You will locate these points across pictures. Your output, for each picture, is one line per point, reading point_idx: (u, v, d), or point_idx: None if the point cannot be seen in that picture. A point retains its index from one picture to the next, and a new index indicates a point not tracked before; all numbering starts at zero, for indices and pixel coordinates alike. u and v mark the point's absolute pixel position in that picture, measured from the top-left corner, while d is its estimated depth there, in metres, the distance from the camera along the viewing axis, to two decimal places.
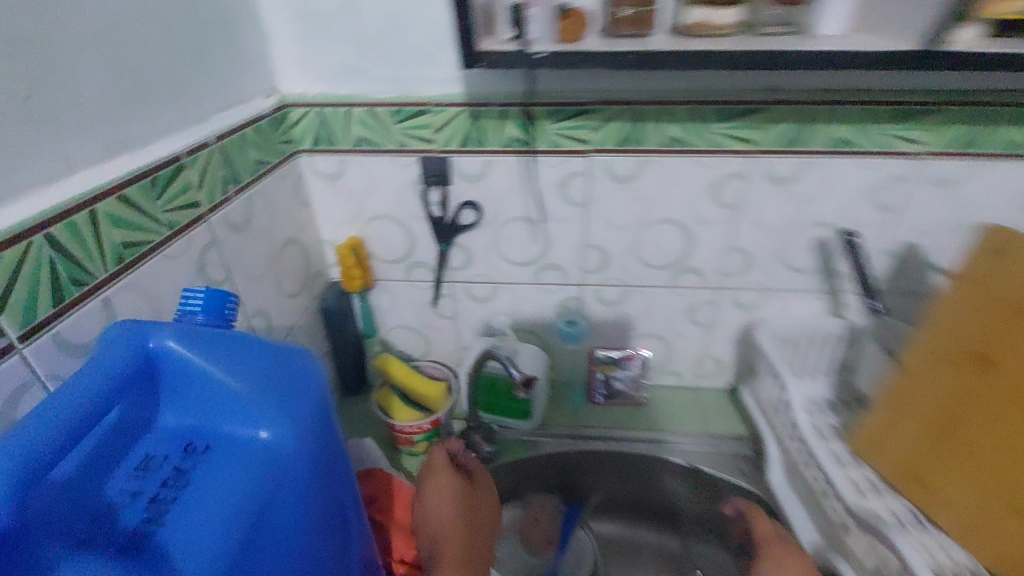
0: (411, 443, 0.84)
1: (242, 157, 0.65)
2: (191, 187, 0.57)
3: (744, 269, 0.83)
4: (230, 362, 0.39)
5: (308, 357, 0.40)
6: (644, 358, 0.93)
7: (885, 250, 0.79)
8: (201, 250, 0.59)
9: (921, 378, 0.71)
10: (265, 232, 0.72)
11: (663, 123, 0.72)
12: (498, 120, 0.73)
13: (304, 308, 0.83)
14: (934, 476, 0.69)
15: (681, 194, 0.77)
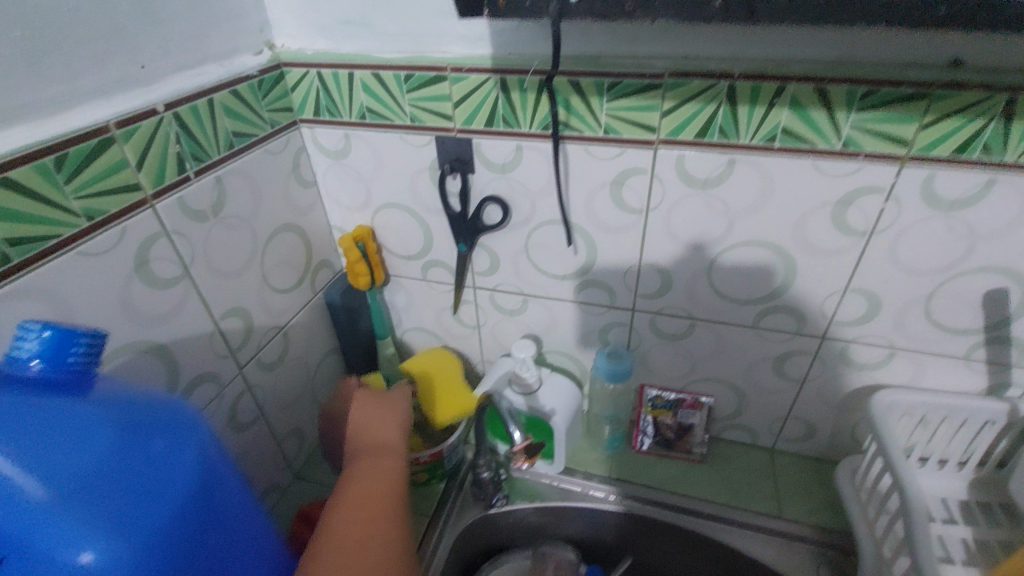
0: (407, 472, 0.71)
1: (212, 129, 0.53)
2: (126, 168, 0.46)
3: (863, 316, 0.60)
4: (48, 459, 0.29)
5: (174, 438, 0.34)
6: (708, 410, 0.73)
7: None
8: (144, 242, 0.48)
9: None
10: (248, 219, 0.60)
11: (768, 108, 0.49)
12: (534, 93, 0.55)
13: (303, 303, 0.72)
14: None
15: (784, 208, 0.55)
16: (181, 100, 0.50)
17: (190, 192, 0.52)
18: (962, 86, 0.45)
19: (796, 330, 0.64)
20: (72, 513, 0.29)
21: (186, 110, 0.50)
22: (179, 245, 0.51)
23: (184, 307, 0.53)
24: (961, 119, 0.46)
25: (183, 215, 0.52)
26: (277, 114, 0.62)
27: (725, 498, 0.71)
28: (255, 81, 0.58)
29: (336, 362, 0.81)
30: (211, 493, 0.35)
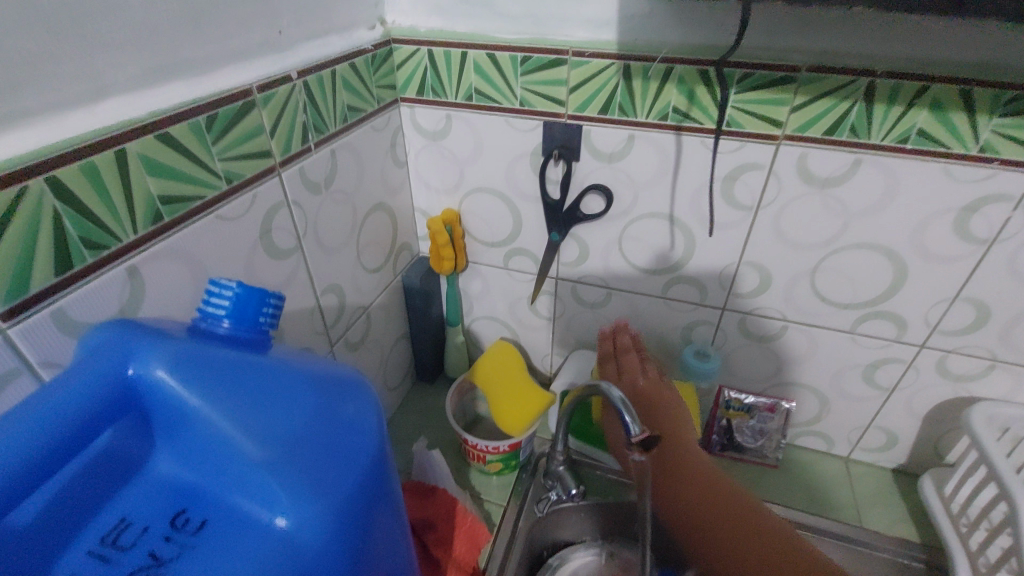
0: (482, 461, 0.71)
1: (331, 101, 0.53)
2: (262, 132, 0.45)
3: (969, 327, 0.59)
4: (252, 412, 0.27)
5: (362, 403, 0.31)
6: (786, 412, 0.71)
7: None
8: (269, 211, 0.48)
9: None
10: (350, 195, 0.60)
11: (903, 109, 0.49)
12: (658, 82, 0.54)
13: (384, 285, 0.71)
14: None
15: (903, 213, 0.54)
16: (311, 68, 0.49)
17: (309, 163, 0.52)
18: None
19: (894, 338, 0.62)
20: (272, 474, 0.26)
21: (315, 79, 0.50)
22: (295, 215, 0.51)
23: (291, 279, 0.52)
24: None
25: (301, 185, 0.51)
26: (383, 91, 0.62)
27: (802, 504, 0.70)
28: (369, 55, 0.58)
29: (405, 347, 0.81)
30: (385, 468, 0.31)
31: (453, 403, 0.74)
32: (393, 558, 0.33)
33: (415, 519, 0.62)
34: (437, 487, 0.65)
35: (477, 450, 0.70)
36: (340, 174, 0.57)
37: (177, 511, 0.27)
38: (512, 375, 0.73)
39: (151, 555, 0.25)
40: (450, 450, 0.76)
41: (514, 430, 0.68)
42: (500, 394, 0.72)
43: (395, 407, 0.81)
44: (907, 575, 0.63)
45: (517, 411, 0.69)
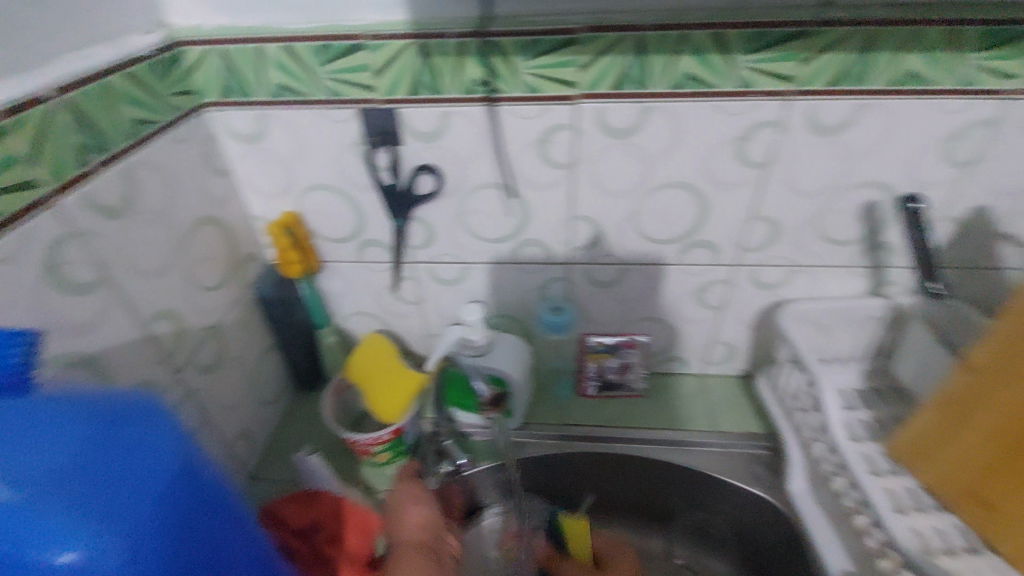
0: (370, 454, 0.71)
1: (110, 117, 0.49)
2: (16, 161, 0.41)
3: (767, 241, 0.68)
4: (20, 463, 0.29)
5: (155, 425, 0.33)
6: (644, 347, 0.78)
7: (949, 216, 0.64)
8: (51, 245, 0.44)
9: (986, 381, 0.56)
10: (162, 214, 0.56)
11: (672, 57, 0.54)
12: (455, 56, 0.56)
13: (232, 301, 0.68)
14: (998, 494, 0.56)
15: (692, 151, 0.60)
16: (72, 85, 0.46)
17: (96, 187, 0.48)
18: (830, 25, 0.52)
19: (713, 262, 0.70)
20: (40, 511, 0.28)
21: (80, 96, 0.47)
22: (89, 246, 0.47)
23: (103, 314, 0.49)
24: (832, 54, 0.53)
25: (90, 212, 0.48)
26: (179, 99, 0.59)
27: (668, 424, 0.78)
28: (149, 63, 0.54)
29: (275, 359, 0.78)
30: (196, 475, 0.34)
31: (331, 404, 0.73)
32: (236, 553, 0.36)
33: (302, 526, 0.61)
34: (322, 489, 0.65)
35: (361, 444, 0.70)
36: (143, 194, 0.54)
37: None
38: (383, 364, 0.73)
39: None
40: (339, 451, 0.76)
41: (395, 417, 0.71)
42: (375, 387, 0.73)
43: (276, 422, 0.79)
44: (758, 463, 0.73)
45: (394, 397, 0.71)
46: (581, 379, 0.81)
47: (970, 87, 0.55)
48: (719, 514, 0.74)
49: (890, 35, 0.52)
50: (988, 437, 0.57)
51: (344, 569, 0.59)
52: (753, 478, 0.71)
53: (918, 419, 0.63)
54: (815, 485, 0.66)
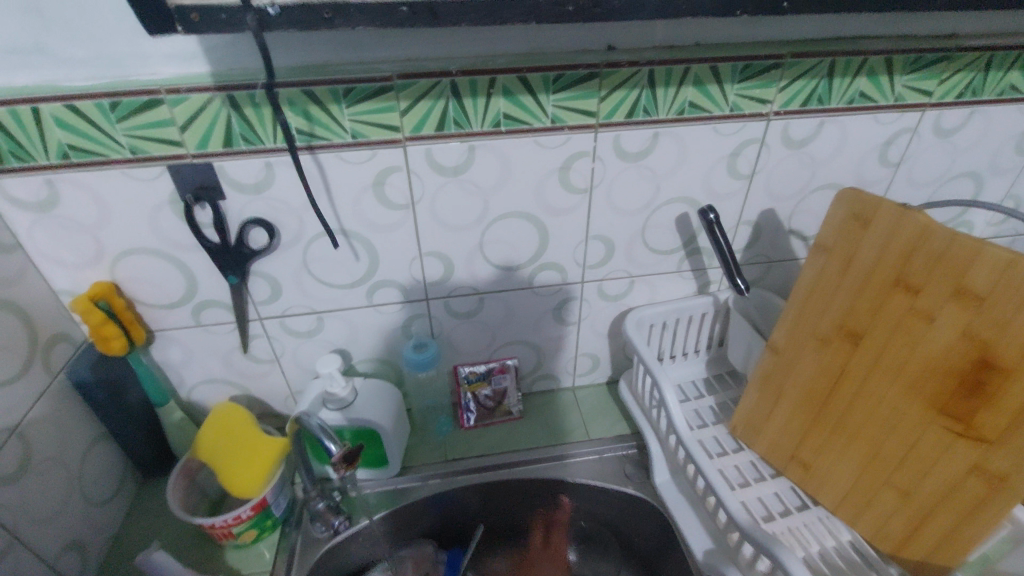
0: (232, 537, 0.65)
1: None
2: None
3: (605, 257, 0.73)
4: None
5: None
6: (515, 369, 0.81)
7: (746, 220, 0.75)
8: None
9: (789, 358, 0.65)
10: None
11: (486, 99, 0.57)
12: (269, 107, 0.54)
13: (36, 393, 0.59)
14: (812, 454, 0.66)
15: (523, 182, 0.64)
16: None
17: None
18: (617, 66, 0.58)
19: (562, 281, 0.75)
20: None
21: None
22: None
23: None
24: (625, 89, 0.60)
25: None
26: None
27: (545, 440, 0.81)
28: None
29: (107, 449, 0.69)
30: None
31: (178, 490, 0.66)
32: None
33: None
34: None
35: (220, 528, 0.64)
36: None
37: None
38: (235, 437, 0.67)
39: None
40: (198, 539, 0.68)
41: (252, 490, 0.64)
42: (227, 463, 0.66)
43: (116, 521, 0.69)
44: (628, 463, 0.78)
45: (251, 470, 0.65)
46: (458, 410, 0.82)
47: (739, 112, 0.65)
48: (602, 517, 0.78)
49: (668, 72, 0.60)
50: (797, 406, 0.66)
51: None
52: (625, 478, 0.76)
53: (745, 398, 0.72)
54: (676, 475, 0.72)
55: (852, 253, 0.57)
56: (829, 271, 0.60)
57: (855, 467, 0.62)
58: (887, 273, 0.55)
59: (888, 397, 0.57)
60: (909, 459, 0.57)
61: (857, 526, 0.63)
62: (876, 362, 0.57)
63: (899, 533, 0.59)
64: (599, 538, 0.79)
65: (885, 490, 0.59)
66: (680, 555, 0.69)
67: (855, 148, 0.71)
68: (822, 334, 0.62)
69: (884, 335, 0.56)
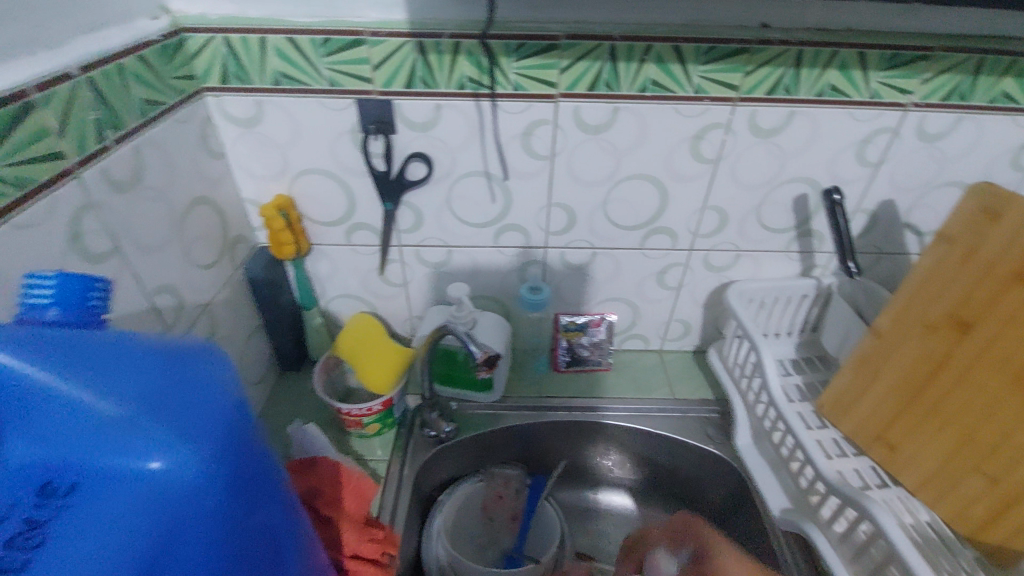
0: (360, 426, 0.76)
1: (125, 97, 0.52)
2: (49, 134, 0.44)
3: (718, 228, 0.78)
4: (102, 381, 0.31)
5: (211, 363, 0.34)
6: (611, 324, 0.87)
7: (863, 208, 0.76)
8: (73, 214, 0.47)
9: (891, 342, 0.68)
10: (164, 191, 0.58)
11: (639, 64, 0.63)
12: (450, 55, 0.62)
13: (225, 280, 0.70)
14: (900, 435, 0.68)
15: (656, 146, 0.69)
16: (93, 64, 0.49)
17: (111, 161, 0.51)
18: (768, 43, 0.62)
19: (671, 246, 0.80)
20: (132, 429, 0.31)
21: (99, 74, 0.49)
22: (104, 216, 0.50)
23: (116, 283, 0.52)
24: (770, 67, 0.63)
25: (106, 185, 0.50)
26: (181, 82, 0.61)
27: (632, 393, 0.87)
28: (158, 46, 0.57)
29: (262, 339, 0.81)
30: (248, 423, 0.35)
31: (321, 380, 0.77)
32: (273, 505, 0.38)
33: (302, 489, 0.64)
34: (319, 456, 0.68)
35: (352, 417, 0.74)
36: (148, 169, 0.56)
37: (43, 483, 0.31)
38: (370, 342, 0.76)
39: (23, 522, 0.30)
40: (328, 426, 0.80)
41: (384, 388, 0.75)
42: (362, 362, 0.76)
43: (262, 401, 0.81)
44: (710, 425, 0.83)
45: (383, 370, 0.75)
46: (554, 355, 0.89)
47: (877, 100, 0.66)
48: (677, 469, 0.83)
49: (815, 54, 0.62)
50: (892, 389, 0.68)
51: (346, 526, 0.62)
52: (706, 437, 0.81)
53: (838, 377, 0.74)
54: (759, 441, 0.76)
55: (978, 243, 0.59)
56: (949, 260, 0.62)
57: (945, 449, 0.64)
58: (1011, 264, 0.56)
59: (995, 384, 0.59)
60: (1008, 445, 0.58)
61: (939, 507, 0.66)
62: (984, 350, 0.59)
63: (986, 514, 0.61)
64: (671, 488, 0.85)
65: (978, 474, 0.61)
66: (755, 512, 0.73)
67: (992, 148, 0.71)
68: (930, 320, 0.64)
69: (998, 325, 0.58)
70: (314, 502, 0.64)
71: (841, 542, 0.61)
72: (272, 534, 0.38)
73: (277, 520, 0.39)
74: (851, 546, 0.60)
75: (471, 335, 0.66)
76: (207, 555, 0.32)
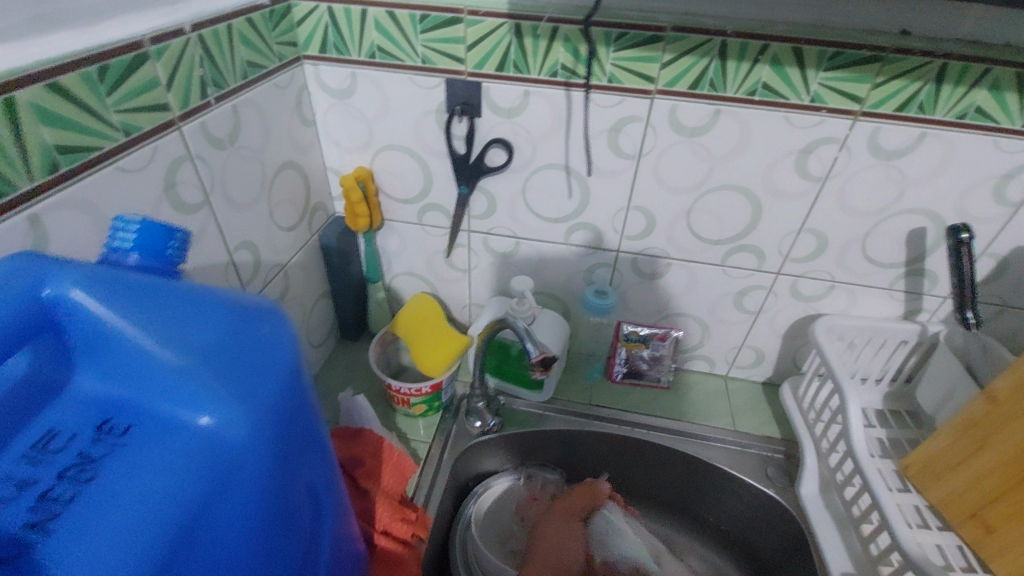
0: (407, 405, 0.76)
1: (230, 56, 0.54)
2: (158, 85, 0.47)
3: (814, 253, 0.70)
4: (170, 329, 0.32)
5: (274, 322, 0.34)
6: (675, 340, 0.82)
7: (991, 252, 0.67)
8: (170, 164, 0.49)
9: (1009, 411, 0.58)
10: (255, 152, 0.60)
11: (750, 65, 0.57)
12: (546, 41, 0.59)
13: (301, 244, 0.72)
14: (999, 518, 0.58)
15: (756, 156, 0.63)
16: (205, 22, 0.51)
17: (211, 118, 0.53)
18: (907, 53, 0.55)
19: (756, 267, 0.73)
20: (190, 378, 0.31)
21: (210, 32, 0.51)
22: (199, 169, 0.52)
23: (202, 234, 0.54)
24: (905, 80, 0.56)
25: (204, 139, 0.53)
26: (283, 48, 0.63)
27: (688, 416, 0.82)
28: (267, 10, 0.59)
29: (327, 305, 0.83)
30: (301, 388, 0.34)
31: (377, 354, 0.78)
32: (318, 469, 0.39)
33: (344, 458, 0.67)
34: (365, 429, 0.70)
35: (401, 394, 0.75)
36: (244, 129, 0.58)
37: (103, 419, 0.32)
38: (432, 324, 0.77)
39: (82, 453, 0.31)
40: (378, 400, 0.81)
41: (435, 371, 0.74)
42: (420, 342, 0.76)
43: (320, 365, 0.84)
44: (771, 465, 0.76)
45: (438, 353, 0.75)
46: (611, 363, 0.86)
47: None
48: (728, 504, 0.77)
49: (963, 69, 0.54)
50: (994, 467, 0.59)
51: (380, 499, 0.63)
52: (764, 478, 0.75)
53: (935, 438, 0.66)
54: (826, 492, 0.69)
55: None
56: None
57: None
58: None
59: None
60: None
61: None
62: None
63: None
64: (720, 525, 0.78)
65: None
66: (810, 568, 0.67)
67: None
68: None
69: None
70: (354, 472, 0.66)
71: None
72: (313, 496, 0.39)
73: (319, 483, 0.39)
74: None
75: (528, 332, 0.63)
76: (247, 513, 0.32)
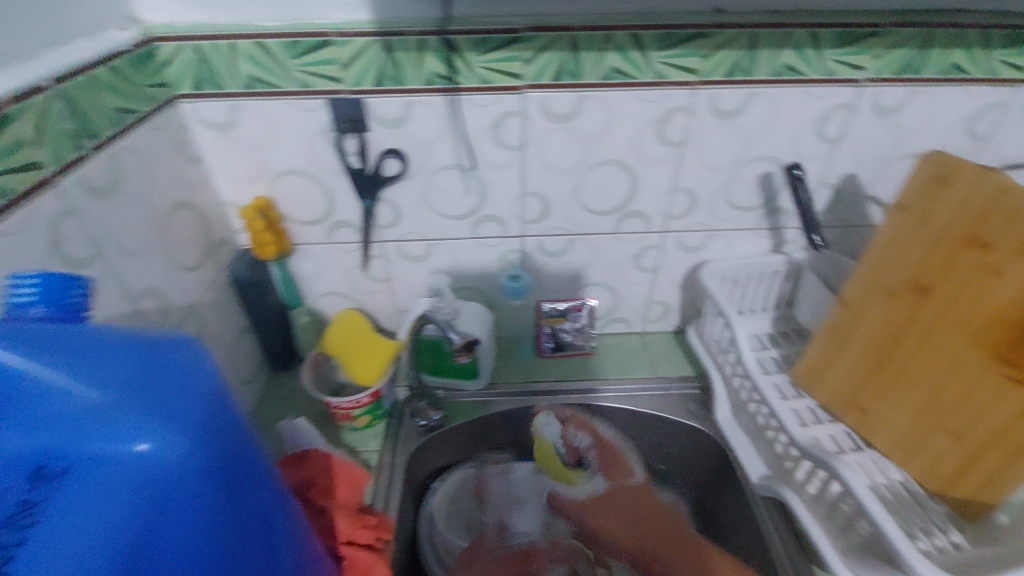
0: (350, 419, 0.78)
1: (99, 103, 0.54)
2: (25, 144, 0.46)
3: (543, 214, 0.80)
4: (89, 369, 0.32)
5: (192, 351, 0.35)
6: (592, 308, 0.89)
7: (827, 183, 0.80)
8: (54, 222, 0.48)
9: (858, 310, 0.71)
10: (143, 196, 0.60)
11: (422, 55, 0.64)
12: (230, 59, 0.64)
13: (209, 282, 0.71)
14: (873, 402, 0.71)
15: (460, 138, 0.71)
16: (67, 74, 0.51)
17: (90, 168, 0.53)
18: (539, 30, 0.64)
19: (502, 234, 0.82)
20: (109, 415, 0.32)
21: (73, 85, 0.51)
22: (82, 221, 0.51)
23: (102, 287, 0.53)
24: (548, 52, 0.65)
25: (84, 190, 0.52)
26: (155, 90, 0.63)
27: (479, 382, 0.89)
28: (130, 56, 0.59)
29: None
30: (223, 412, 0.35)
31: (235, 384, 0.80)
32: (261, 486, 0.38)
33: (294, 482, 0.65)
34: (312, 450, 0.69)
35: (342, 410, 0.76)
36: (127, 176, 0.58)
37: (34, 466, 0.32)
38: (355, 351, 0.78)
39: (23, 501, 0.32)
40: (323, 420, 0.81)
41: (372, 380, 0.77)
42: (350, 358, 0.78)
43: None
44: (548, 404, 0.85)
45: (370, 363, 0.78)
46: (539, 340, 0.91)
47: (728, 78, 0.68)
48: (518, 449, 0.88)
49: (590, 37, 0.64)
50: (857, 360, 0.72)
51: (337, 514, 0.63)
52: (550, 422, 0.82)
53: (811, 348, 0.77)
54: (738, 413, 0.79)
55: (951, 175, 0.61)
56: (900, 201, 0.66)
57: (913, 411, 0.67)
58: (981, 192, 0.58)
59: (1005, 315, 0.57)
60: (980, 395, 0.60)
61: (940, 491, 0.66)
62: (984, 275, 0.58)
63: (981, 495, 0.62)
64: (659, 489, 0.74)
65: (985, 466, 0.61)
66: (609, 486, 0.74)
67: (789, 114, 0.72)
68: (892, 286, 0.67)
69: (960, 281, 0.60)
70: (306, 494, 0.65)
71: (816, 503, 0.64)
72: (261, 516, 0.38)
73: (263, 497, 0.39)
74: (824, 506, 0.63)
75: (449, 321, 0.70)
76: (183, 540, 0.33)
